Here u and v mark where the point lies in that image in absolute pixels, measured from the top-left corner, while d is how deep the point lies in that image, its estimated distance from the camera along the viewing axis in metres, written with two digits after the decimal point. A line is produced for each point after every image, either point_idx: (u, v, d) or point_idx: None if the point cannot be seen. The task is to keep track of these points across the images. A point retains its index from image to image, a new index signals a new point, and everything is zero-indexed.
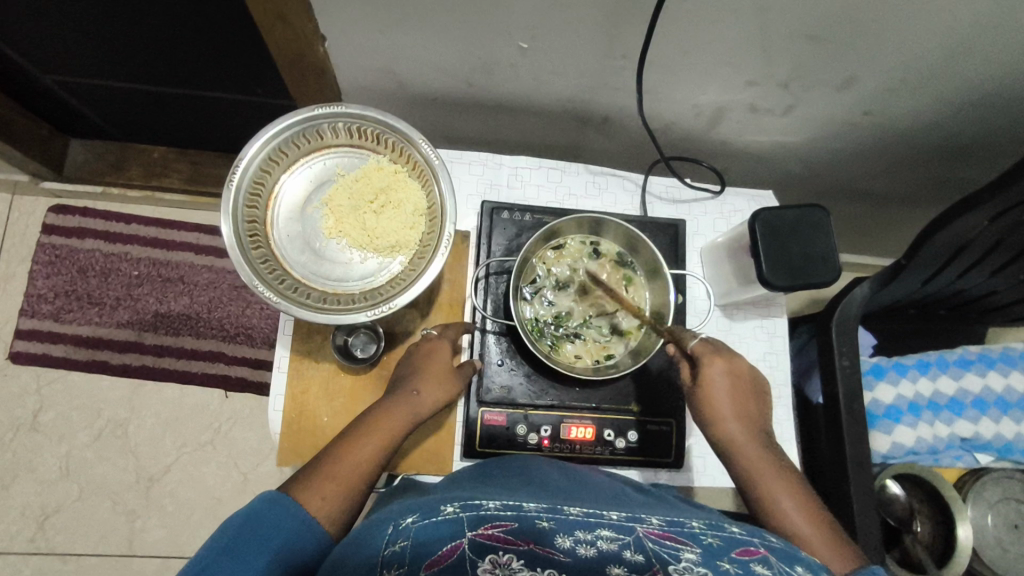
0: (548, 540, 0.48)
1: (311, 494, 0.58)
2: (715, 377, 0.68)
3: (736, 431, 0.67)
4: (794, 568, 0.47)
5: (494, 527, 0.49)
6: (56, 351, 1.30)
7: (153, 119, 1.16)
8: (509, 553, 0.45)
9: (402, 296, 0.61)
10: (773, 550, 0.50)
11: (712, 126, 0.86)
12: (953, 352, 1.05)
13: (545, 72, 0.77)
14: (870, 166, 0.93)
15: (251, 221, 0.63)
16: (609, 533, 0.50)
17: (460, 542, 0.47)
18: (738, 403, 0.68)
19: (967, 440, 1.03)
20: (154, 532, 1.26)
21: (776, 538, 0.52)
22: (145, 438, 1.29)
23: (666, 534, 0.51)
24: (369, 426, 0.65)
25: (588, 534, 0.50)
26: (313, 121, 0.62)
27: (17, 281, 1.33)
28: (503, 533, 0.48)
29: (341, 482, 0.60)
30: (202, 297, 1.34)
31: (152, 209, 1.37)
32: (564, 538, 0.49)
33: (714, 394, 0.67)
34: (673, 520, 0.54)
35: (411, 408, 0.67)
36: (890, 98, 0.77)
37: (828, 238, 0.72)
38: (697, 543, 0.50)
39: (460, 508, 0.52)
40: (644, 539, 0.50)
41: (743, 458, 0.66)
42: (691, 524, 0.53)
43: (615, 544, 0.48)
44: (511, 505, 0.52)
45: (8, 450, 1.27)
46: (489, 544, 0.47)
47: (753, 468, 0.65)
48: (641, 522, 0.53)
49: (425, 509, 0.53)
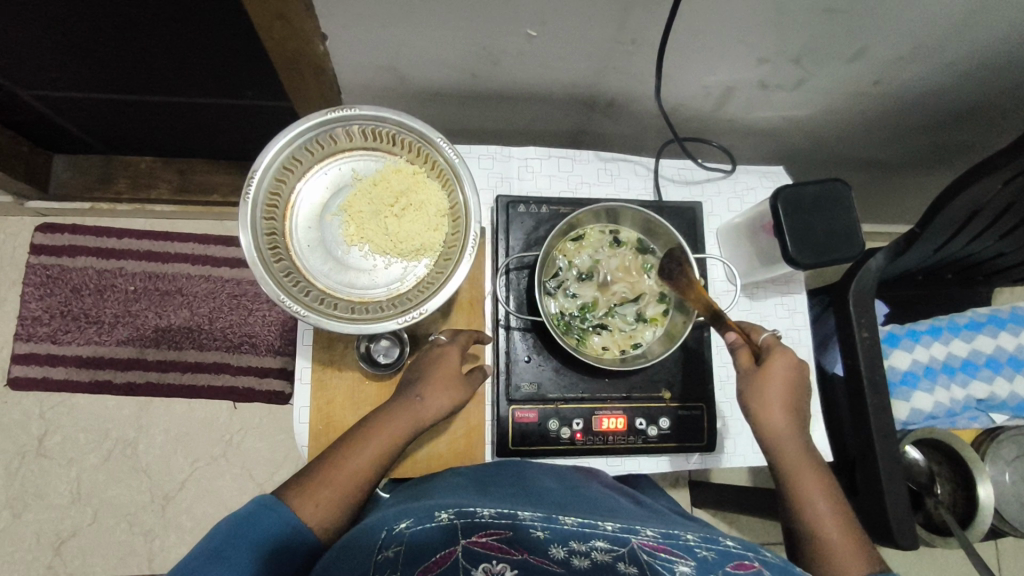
0: (543, 549, 0.52)
1: (306, 499, 0.60)
2: (778, 368, 0.68)
3: (783, 428, 0.68)
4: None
5: (488, 534, 0.53)
6: (57, 374, 1.27)
7: (141, 129, 1.12)
8: (503, 563, 0.50)
9: (432, 301, 0.59)
10: (768, 565, 0.50)
11: (721, 105, 0.85)
12: (963, 316, 1.06)
13: (552, 59, 0.75)
14: (878, 135, 0.92)
15: (270, 233, 0.61)
16: (603, 544, 0.53)
17: (454, 548, 0.51)
18: (791, 396, 0.68)
19: (983, 401, 1.04)
20: (174, 549, 1.24)
21: (772, 553, 0.52)
22: (156, 456, 1.27)
23: (661, 546, 0.53)
24: (369, 431, 0.64)
25: (582, 544, 0.53)
26: (327, 126, 0.60)
27: (11, 305, 1.29)
28: (499, 542, 0.52)
29: (337, 490, 0.61)
30: (202, 308, 1.31)
31: (143, 221, 1.33)
32: (558, 548, 0.52)
33: (772, 381, 0.67)
34: (667, 533, 0.55)
35: (414, 417, 0.65)
36: (900, 66, 0.76)
37: (850, 214, 0.71)
38: (693, 557, 0.51)
39: (454, 516, 0.53)
40: (638, 550, 0.52)
41: (785, 458, 0.68)
42: (686, 537, 0.55)
43: (609, 556, 0.51)
44: (506, 513, 0.54)
45: (17, 478, 1.24)
46: (484, 553, 0.51)
47: (792, 465, 0.68)
48: (635, 532, 0.54)
49: (419, 513, 0.54)
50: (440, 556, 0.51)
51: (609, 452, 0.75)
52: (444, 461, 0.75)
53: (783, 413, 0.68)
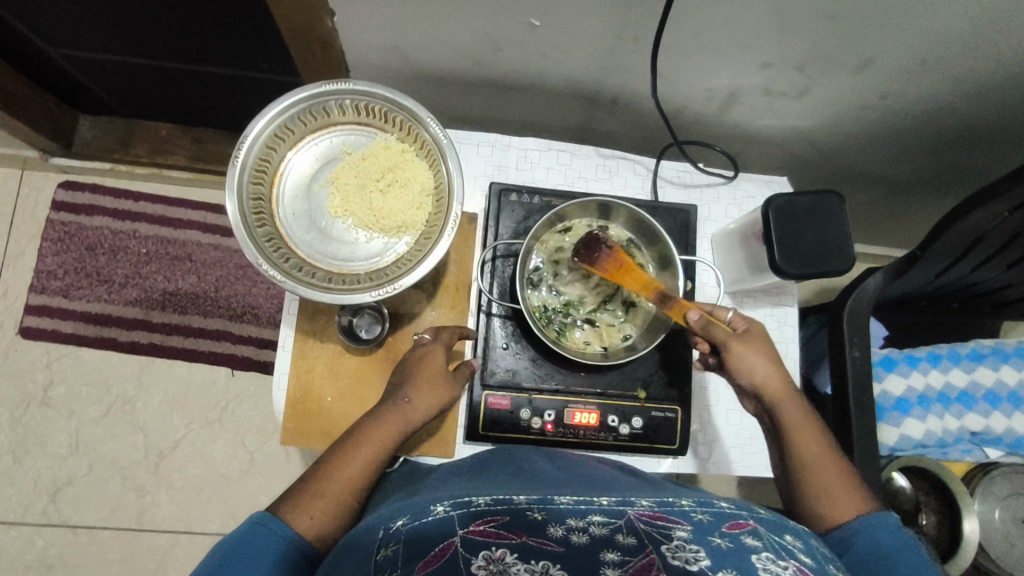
0: (541, 531, 0.47)
1: (301, 513, 0.58)
2: (751, 329, 0.69)
3: (775, 382, 0.67)
4: (783, 537, 0.50)
5: (486, 522, 0.49)
6: (65, 327, 1.31)
7: (160, 96, 1.16)
8: (502, 548, 0.44)
9: (407, 277, 0.60)
10: (761, 522, 0.51)
11: (725, 110, 0.85)
12: (964, 346, 1.01)
13: (554, 53, 0.76)
14: (887, 152, 0.91)
15: (255, 198, 0.62)
16: (600, 518, 0.49)
17: (451, 540, 0.46)
18: (768, 354, 0.67)
19: (977, 434, 1.00)
20: (163, 507, 1.27)
21: (763, 510, 0.53)
22: (153, 415, 1.30)
23: (658, 514, 0.50)
24: (359, 438, 0.64)
25: (580, 520, 0.49)
26: (319, 98, 0.62)
27: (27, 258, 1.33)
28: (494, 529, 0.47)
29: (333, 500, 0.60)
30: (209, 276, 1.34)
31: (159, 186, 1.36)
32: (556, 527, 0.48)
33: (750, 343, 0.67)
34: (660, 500, 0.54)
35: (403, 419, 0.65)
36: (907, 81, 0.75)
37: (842, 227, 0.71)
38: (689, 521, 0.49)
39: (449, 508, 0.51)
40: (636, 521, 0.49)
41: (781, 412, 0.66)
42: (679, 502, 0.53)
43: (607, 529, 0.48)
44: (501, 500, 0.52)
45: (19, 424, 1.28)
46: (482, 541, 0.46)
47: (794, 421, 0.66)
48: (631, 505, 0.52)
49: (414, 511, 0.52)
50: (437, 551, 0.45)
51: (580, 446, 0.76)
52: (419, 444, 0.75)
53: (768, 366, 0.67)
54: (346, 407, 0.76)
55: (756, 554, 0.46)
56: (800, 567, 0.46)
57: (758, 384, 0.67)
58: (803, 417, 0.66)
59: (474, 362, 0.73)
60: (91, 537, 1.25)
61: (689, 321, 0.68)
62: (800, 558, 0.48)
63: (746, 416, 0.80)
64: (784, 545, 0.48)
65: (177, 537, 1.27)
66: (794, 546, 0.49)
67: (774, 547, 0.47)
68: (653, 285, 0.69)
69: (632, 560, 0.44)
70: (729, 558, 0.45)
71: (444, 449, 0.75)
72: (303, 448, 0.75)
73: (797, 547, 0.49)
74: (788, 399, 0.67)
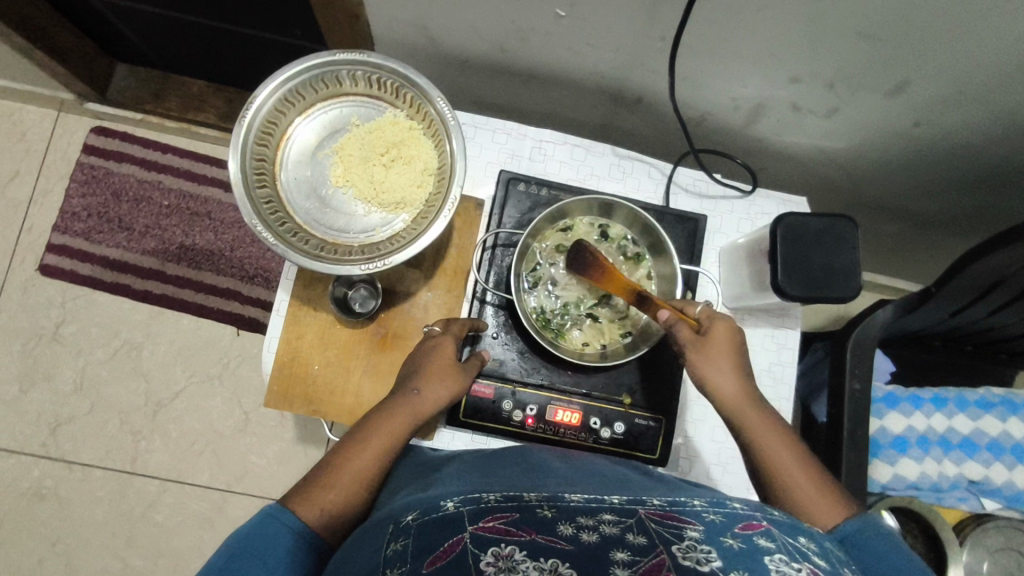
0: (551, 529, 0.45)
1: (311, 505, 0.57)
2: (716, 331, 0.66)
3: (734, 389, 0.64)
4: (797, 539, 0.47)
5: (495, 518, 0.47)
6: (82, 269, 1.33)
7: (194, 51, 1.17)
8: (512, 545, 0.42)
9: (399, 254, 0.61)
10: (775, 523, 0.48)
11: (750, 121, 0.83)
12: (973, 392, 0.98)
13: (580, 45, 0.74)
14: (914, 183, 0.88)
15: (259, 159, 0.64)
16: (611, 517, 0.47)
17: (461, 536, 0.44)
18: (733, 357, 0.66)
19: (975, 483, 0.95)
20: (157, 455, 1.29)
21: (777, 512, 0.50)
22: (157, 364, 1.32)
23: (668, 514, 0.48)
24: (369, 429, 0.63)
25: (590, 518, 0.47)
26: (331, 66, 0.63)
27: (54, 196, 1.36)
28: (505, 526, 0.45)
29: (341, 494, 0.59)
30: (226, 235, 1.36)
31: (186, 141, 1.38)
32: (566, 526, 0.46)
33: (709, 347, 0.65)
34: (672, 500, 0.51)
35: (413, 411, 0.64)
36: (943, 111, 0.72)
37: (852, 253, 0.68)
38: (700, 521, 0.47)
39: (459, 503, 0.50)
40: (646, 520, 0.47)
41: (744, 421, 0.64)
42: (692, 502, 0.51)
43: (618, 528, 0.45)
44: (512, 497, 0.50)
45: (30, 356, 1.30)
46: (492, 537, 0.44)
47: (757, 430, 0.63)
48: (642, 504, 0.50)
49: (426, 505, 0.51)
50: (448, 547, 0.43)
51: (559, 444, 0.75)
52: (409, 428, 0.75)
53: (729, 373, 0.65)
54: (333, 376, 0.76)
55: (768, 555, 0.43)
56: (814, 570, 0.43)
57: (715, 393, 0.65)
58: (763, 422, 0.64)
59: (484, 353, 0.73)
60: (85, 475, 1.27)
61: (659, 319, 0.69)
62: (815, 561, 0.45)
63: (731, 435, 0.79)
64: (798, 547, 0.46)
65: (165, 486, 1.28)
66: (808, 549, 0.46)
67: (788, 550, 0.44)
68: (629, 287, 0.70)
69: (642, 560, 0.41)
70: (742, 558, 0.42)
71: (424, 432, 0.75)
72: (286, 412, 0.76)
73: (812, 550, 0.46)
74: (752, 405, 0.64)
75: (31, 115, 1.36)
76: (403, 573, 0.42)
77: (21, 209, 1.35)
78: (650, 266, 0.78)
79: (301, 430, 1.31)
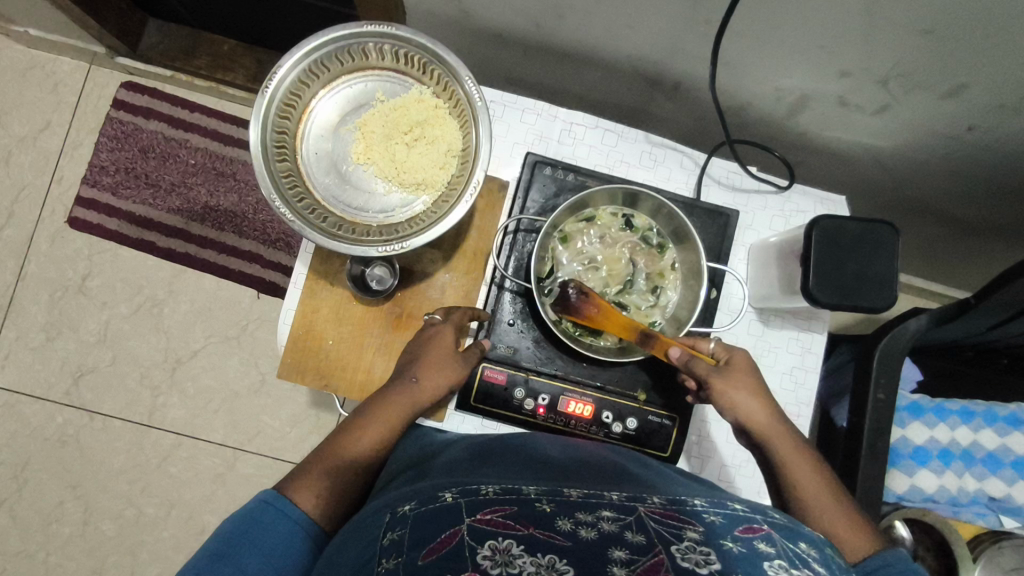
0: (548, 522, 0.44)
1: (306, 491, 0.57)
2: (735, 358, 0.68)
3: (759, 415, 0.65)
4: (797, 544, 0.46)
5: (492, 511, 0.46)
6: (109, 223, 1.34)
7: (225, 8, 1.15)
8: (509, 539, 0.41)
9: (416, 238, 0.60)
10: (776, 527, 0.46)
11: (793, 114, 0.79)
12: (1005, 407, 0.93)
13: (618, 25, 0.71)
14: (963, 188, 0.84)
15: (280, 132, 0.63)
16: (609, 514, 0.46)
17: (457, 528, 0.43)
18: (756, 384, 0.66)
19: (996, 500, 0.91)
20: (174, 410, 1.31)
21: (778, 512, 0.49)
22: (178, 322, 1.33)
23: (669, 514, 0.46)
24: (366, 419, 0.64)
25: (589, 514, 0.45)
26: (359, 38, 0.62)
27: (83, 150, 1.36)
28: (502, 519, 0.44)
29: (336, 480, 0.60)
30: (250, 197, 1.36)
31: (214, 101, 1.37)
32: (564, 521, 0.44)
33: (734, 374, 0.66)
34: (672, 499, 0.50)
35: (411, 400, 0.65)
36: (1001, 115, 0.67)
37: (889, 262, 0.66)
38: (700, 522, 0.46)
39: (458, 495, 0.49)
40: (645, 518, 0.45)
41: (769, 444, 0.64)
42: (692, 501, 0.49)
43: (616, 525, 0.44)
44: (511, 490, 0.49)
45: (56, 307, 1.32)
46: (489, 530, 0.43)
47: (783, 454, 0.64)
48: (642, 501, 0.48)
49: (424, 496, 0.50)
50: (444, 538, 0.43)
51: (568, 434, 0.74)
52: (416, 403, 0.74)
53: (752, 398, 0.65)
54: (346, 352, 0.76)
55: (767, 561, 0.42)
56: None
57: (744, 419, 0.65)
58: (791, 447, 0.64)
59: (484, 343, 0.72)
60: (104, 424, 1.30)
61: (672, 358, 0.66)
62: (815, 569, 0.44)
63: None
64: (798, 553, 0.44)
65: (181, 440, 1.31)
66: (809, 555, 0.45)
67: (789, 556, 0.43)
68: (632, 326, 0.68)
69: (640, 559, 0.40)
70: (743, 562, 0.41)
71: (435, 413, 0.75)
72: (297, 384, 0.76)
73: (812, 557, 0.45)
74: (778, 429, 0.65)
75: (64, 66, 1.36)
76: (399, 564, 0.42)
77: (52, 160, 1.36)
78: (674, 255, 0.76)
79: (314, 395, 1.33)
